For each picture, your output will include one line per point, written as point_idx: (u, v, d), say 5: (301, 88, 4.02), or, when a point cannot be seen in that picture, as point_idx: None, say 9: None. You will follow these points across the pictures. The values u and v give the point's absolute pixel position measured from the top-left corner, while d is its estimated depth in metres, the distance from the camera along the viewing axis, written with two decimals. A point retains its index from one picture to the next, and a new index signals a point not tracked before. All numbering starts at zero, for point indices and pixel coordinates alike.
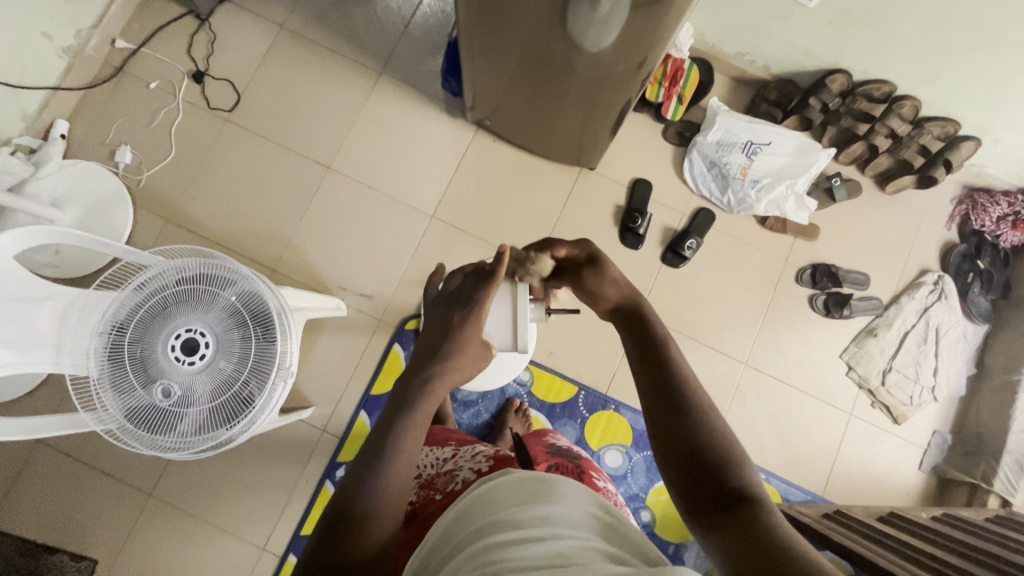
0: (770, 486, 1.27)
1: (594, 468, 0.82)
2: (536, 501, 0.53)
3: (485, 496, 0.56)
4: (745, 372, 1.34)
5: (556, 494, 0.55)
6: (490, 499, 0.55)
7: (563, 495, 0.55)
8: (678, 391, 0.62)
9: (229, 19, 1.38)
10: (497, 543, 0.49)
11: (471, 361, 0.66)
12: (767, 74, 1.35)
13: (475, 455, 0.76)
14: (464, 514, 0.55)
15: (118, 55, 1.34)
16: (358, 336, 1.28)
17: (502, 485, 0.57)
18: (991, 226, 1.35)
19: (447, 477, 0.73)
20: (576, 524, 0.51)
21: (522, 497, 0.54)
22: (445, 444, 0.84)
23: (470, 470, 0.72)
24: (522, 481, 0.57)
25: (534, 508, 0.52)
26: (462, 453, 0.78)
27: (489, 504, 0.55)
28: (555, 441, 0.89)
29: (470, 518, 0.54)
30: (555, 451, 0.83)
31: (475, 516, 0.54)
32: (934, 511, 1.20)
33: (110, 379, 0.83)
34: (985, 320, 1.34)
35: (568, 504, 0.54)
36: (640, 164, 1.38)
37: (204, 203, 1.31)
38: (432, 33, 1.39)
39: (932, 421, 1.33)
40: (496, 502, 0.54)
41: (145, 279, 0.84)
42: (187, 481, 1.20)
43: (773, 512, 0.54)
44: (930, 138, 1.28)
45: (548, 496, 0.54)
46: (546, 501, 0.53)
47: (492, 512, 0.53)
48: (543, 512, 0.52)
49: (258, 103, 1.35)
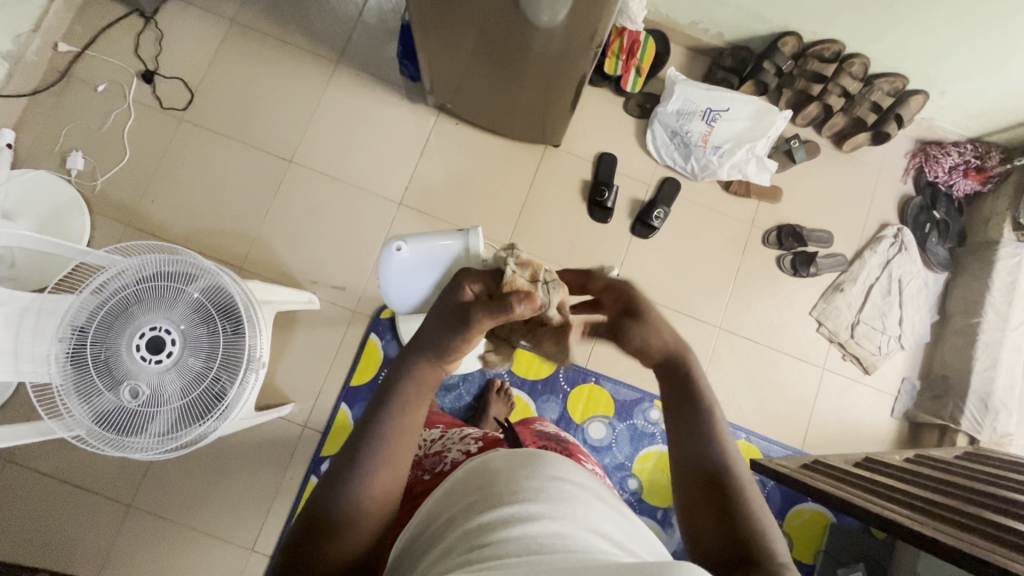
0: (751, 444, 1.30)
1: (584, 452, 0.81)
2: (532, 478, 0.51)
3: (479, 472, 0.55)
4: (720, 336, 1.36)
5: (553, 470, 0.53)
6: (483, 475, 0.54)
7: (559, 472, 0.53)
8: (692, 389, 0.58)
9: (176, 16, 1.34)
10: (487, 524, 0.46)
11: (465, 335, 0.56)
12: (722, 42, 1.37)
13: (464, 437, 0.76)
14: (455, 494, 0.54)
15: (62, 59, 1.29)
16: (334, 329, 1.27)
17: (496, 460, 0.56)
18: (944, 176, 1.40)
19: (436, 457, 0.72)
20: (574, 501, 0.48)
21: (518, 473, 0.52)
22: (433, 426, 0.84)
23: (459, 451, 0.71)
24: (518, 458, 0.56)
25: (529, 485, 0.50)
26: (451, 434, 0.78)
27: (482, 481, 0.53)
28: (543, 428, 0.88)
29: (461, 496, 0.53)
30: (543, 436, 0.82)
31: (466, 492, 0.53)
32: (907, 453, 1.24)
33: (75, 384, 0.81)
34: (945, 267, 1.39)
35: (567, 482, 0.52)
36: (604, 138, 1.39)
37: (164, 205, 1.28)
38: (386, 20, 1.38)
39: (900, 368, 1.38)
40: (489, 478, 0.53)
41: (104, 280, 0.82)
42: (169, 489, 1.18)
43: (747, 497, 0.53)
44: (881, 94, 1.32)
45: (545, 472, 0.53)
46: (542, 477, 0.51)
47: (484, 488, 0.51)
48: (538, 488, 0.50)
49: (213, 99, 1.33)
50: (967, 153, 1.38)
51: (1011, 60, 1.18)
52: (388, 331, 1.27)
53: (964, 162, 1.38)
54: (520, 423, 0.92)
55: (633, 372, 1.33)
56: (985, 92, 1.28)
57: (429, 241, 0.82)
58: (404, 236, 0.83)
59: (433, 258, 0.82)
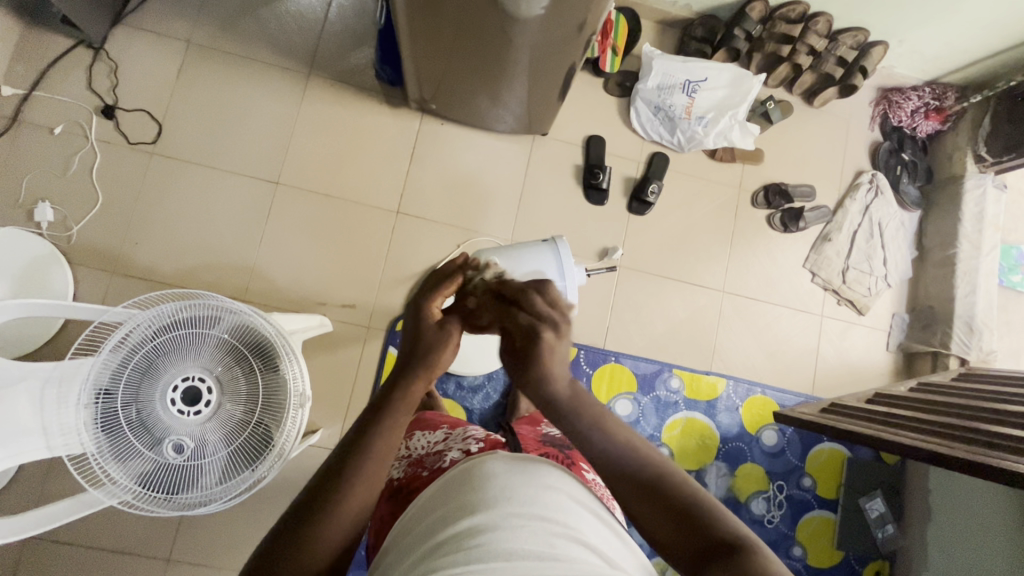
0: (767, 397, 1.37)
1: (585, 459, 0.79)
2: (528, 484, 0.51)
3: (470, 475, 0.54)
4: (724, 299, 1.42)
5: (549, 478, 0.54)
6: (479, 476, 0.53)
7: (554, 481, 0.54)
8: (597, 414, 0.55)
9: (127, 43, 1.26)
10: (476, 528, 0.46)
11: (444, 349, 0.59)
12: (690, 13, 1.39)
13: (466, 437, 0.74)
14: (446, 489, 0.54)
15: (9, 103, 1.19)
16: (350, 349, 1.25)
17: (491, 460, 0.56)
18: (908, 120, 1.48)
19: (436, 456, 0.71)
20: (567, 511, 0.50)
21: (513, 477, 0.52)
22: (436, 427, 0.82)
23: (459, 450, 0.69)
24: (512, 462, 0.56)
25: (525, 490, 0.51)
26: (454, 435, 0.76)
27: (475, 481, 0.53)
28: (548, 429, 0.86)
29: (452, 496, 0.52)
30: (546, 440, 0.81)
31: (457, 491, 0.53)
32: (911, 383, 1.33)
33: (111, 450, 0.76)
34: (917, 206, 1.47)
35: (559, 489, 0.52)
36: (589, 122, 1.40)
37: (150, 247, 1.21)
38: (353, 24, 1.33)
39: (890, 306, 1.47)
40: (481, 480, 0.53)
41: (123, 336, 0.76)
42: (206, 537, 1.15)
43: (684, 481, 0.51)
44: (846, 48, 1.37)
45: (541, 479, 0.53)
46: (539, 484, 0.52)
47: (478, 487, 0.51)
48: (535, 495, 0.50)
49: (184, 128, 1.26)
50: (926, 96, 1.46)
51: (961, 3, 1.25)
52: None
53: (924, 104, 1.47)
54: (526, 423, 0.91)
55: (648, 346, 1.36)
56: (938, 37, 1.35)
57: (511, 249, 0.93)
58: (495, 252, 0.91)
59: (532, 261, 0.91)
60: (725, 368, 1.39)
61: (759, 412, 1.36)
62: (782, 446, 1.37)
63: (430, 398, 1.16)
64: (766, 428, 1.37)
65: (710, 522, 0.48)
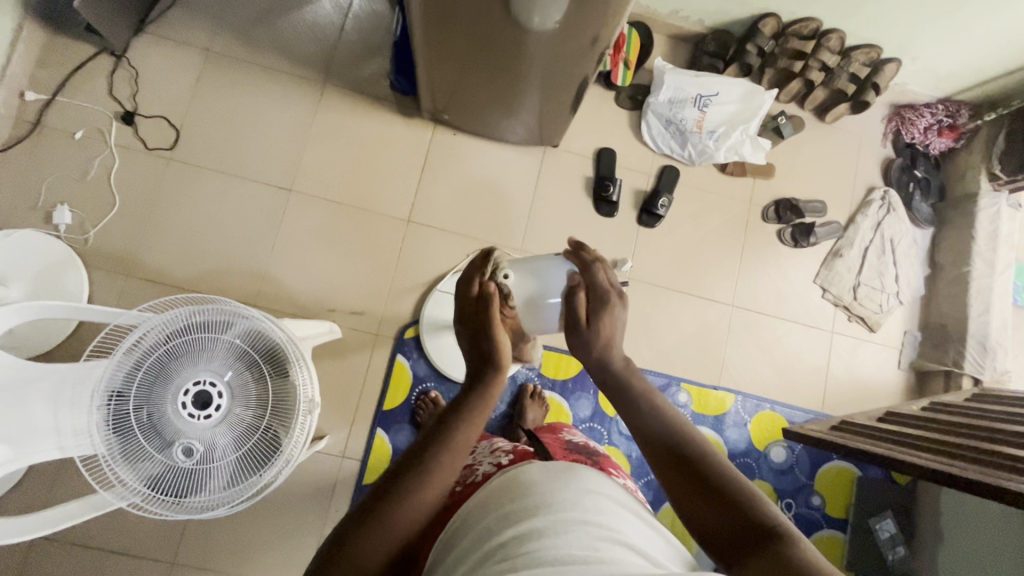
0: (776, 413, 1.36)
1: (614, 464, 0.77)
2: (568, 491, 0.52)
3: (511, 485, 0.55)
4: (734, 313, 1.41)
5: (589, 483, 0.55)
6: (519, 486, 0.54)
7: (595, 487, 0.54)
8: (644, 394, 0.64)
9: (148, 51, 1.28)
10: (521, 534, 0.47)
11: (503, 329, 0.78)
12: (703, 28, 1.40)
13: (494, 450, 0.74)
14: (492, 499, 0.54)
15: (30, 108, 1.22)
16: (359, 356, 1.25)
17: (530, 471, 0.56)
18: (920, 137, 1.48)
19: (467, 470, 0.70)
20: (609, 515, 0.50)
21: (554, 485, 0.53)
22: None
23: (490, 463, 0.69)
24: (551, 471, 0.56)
25: (565, 496, 0.51)
26: (481, 448, 0.77)
27: (517, 491, 0.53)
28: (571, 437, 0.85)
29: (495, 507, 0.53)
30: (572, 447, 0.79)
31: (500, 500, 0.53)
32: (923, 402, 1.31)
33: (122, 452, 0.77)
34: (930, 223, 1.46)
35: (599, 495, 0.53)
36: (600, 134, 1.41)
37: (164, 250, 1.23)
38: (368, 35, 1.35)
39: (902, 323, 1.45)
40: (522, 490, 0.53)
41: (138, 338, 0.78)
42: (211, 541, 1.15)
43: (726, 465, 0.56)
44: (858, 65, 1.37)
45: (582, 486, 0.54)
46: (579, 491, 0.52)
47: (517, 497, 0.52)
48: (576, 501, 0.51)
49: (200, 135, 1.28)
50: (939, 113, 1.46)
51: (975, 21, 1.25)
52: (415, 350, 1.26)
53: (937, 121, 1.46)
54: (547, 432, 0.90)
55: (656, 358, 1.36)
56: (953, 55, 1.35)
57: (531, 261, 0.78)
58: (512, 266, 0.78)
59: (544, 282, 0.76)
60: (734, 383, 1.38)
61: (768, 428, 1.35)
62: (791, 463, 1.35)
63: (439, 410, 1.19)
64: (775, 445, 1.35)
65: (748, 507, 0.52)
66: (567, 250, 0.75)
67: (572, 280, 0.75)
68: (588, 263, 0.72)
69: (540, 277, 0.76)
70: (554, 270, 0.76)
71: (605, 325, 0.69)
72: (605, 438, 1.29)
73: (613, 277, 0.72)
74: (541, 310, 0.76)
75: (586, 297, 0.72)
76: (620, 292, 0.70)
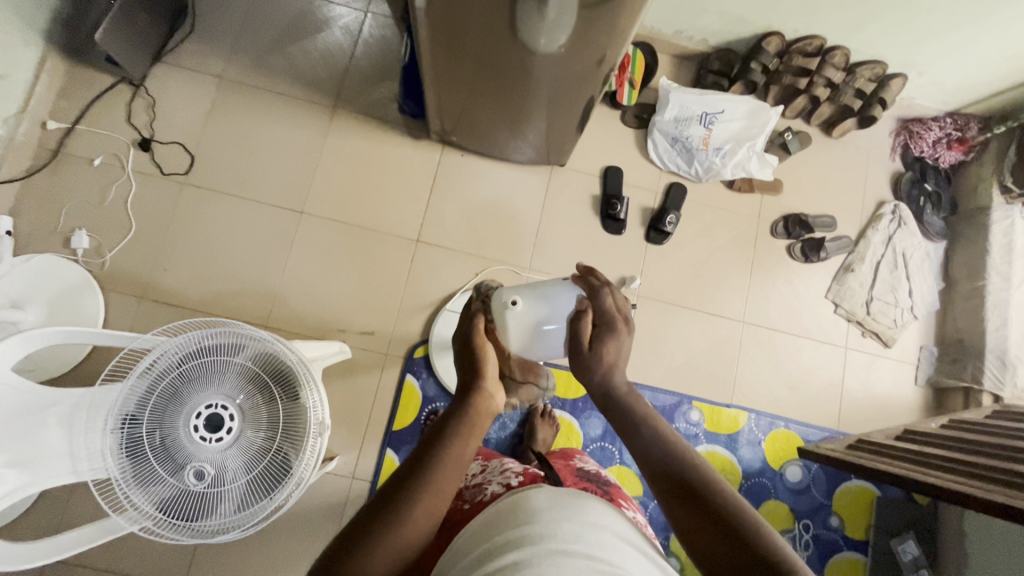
0: (791, 431, 1.34)
1: (623, 496, 0.77)
2: (571, 518, 0.51)
3: (515, 510, 0.53)
4: (744, 329, 1.40)
5: (593, 515, 0.53)
6: (523, 511, 0.53)
7: (599, 518, 0.53)
8: (647, 417, 0.63)
9: (164, 79, 1.32)
10: (523, 559, 0.46)
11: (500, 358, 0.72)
12: (707, 47, 1.42)
13: (504, 470, 0.74)
14: (493, 524, 0.53)
15: (52, 136, 1.26)
16: (369, 376, 1.26)
17: (535, 497, 0.55)
18: (929, 150, 1.47)
19: (476, 489, 0.70)
20: (612, 548, 0.49)
21: (557, 513, 0.51)
22: (472, 460, 0.83)
23: (499, 484, 0.69)
24: (555, 498, 0.55)
25: (569, 524, 0.50)
26: (491, 467, 0.76)
27: (520, 515, 0.52)
28: (583, 465, 0.85)
29: (496, 530, 0.51)
30: (583, 475, 0.79)
31: (502, 525, 0.52)
32: (942, 419, 1.28)
33: (134, 475, 0.77)
34: (942, 236, 1.45)
35: (603, 526, 0.52)
36: (607, 153, 1.42)
37: (178, 273, 1.25)
38: (378, 60, 1.39)
39: (917, 338, 1.43)
40: (525, 515, 0.52)
41: (150, 362, 0.78)
42: (220, 564, 1.14)
43: (730, 493, 0.55)
44: (863, 81, 1.37)
45: (587, 517, 0.52)
46: (583, 520, 0.51)
47: (521, 521, 0.51)
48: (580, 530, 0.50)
49: (214, 159, 1.31)
50: (947, 126, 1.45)
51: (981, 36, 1.25)
52: (425, 369, 1.26)
53: (946, 135, 1.46)
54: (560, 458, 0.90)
55: (666, 376, 1.35)
56: (960, 69, 1.35)
57: (539, 288, 0.76)
58: (519, 291, 0.75)
59: (550, 309, 0.73)
60: (747, 401, 1.36)
61: (783, 447, 1.33)
62: (808, 483, 1.32)
63: None
64: (790, 463, 1.33)
65: (754, 540, 0.50)
66: (576, 275, 0.74)
67: (580, 305, 0.73)
68: (596, 288, 0.71)
69: (548, 302, 0.74)
70: (563, 296, 0.74)
71: (609, 349, 0.66)
72: (616, 458, 1.28)
73: (621, 304, 0.70)
74: (540, 337, 0.73)
75: (593, 321, 0.69)
76: (626, 319, 0.68)
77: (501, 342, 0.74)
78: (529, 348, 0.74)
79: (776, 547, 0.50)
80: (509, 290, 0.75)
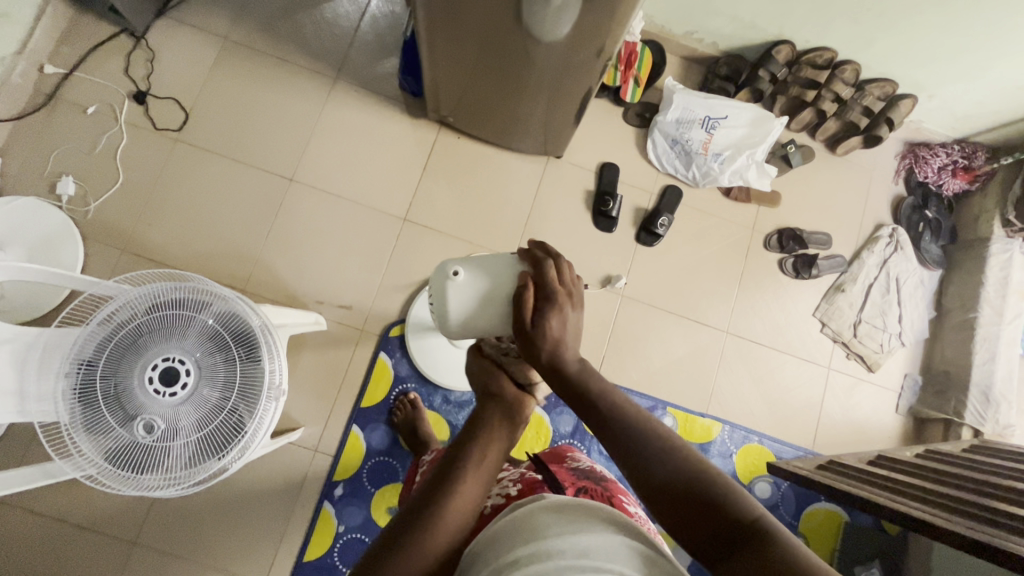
0: (763, 447, 1.32)
1: (622, 490, 0.74)
2: (577, 531, 0.49)
3: (521, 524, 0.52)
4: (727, 339, 1.38)
5: (597, 521, 0.51)
6: (529, 526, 0.51)
7: (605, 526, 0.50)
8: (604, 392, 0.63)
9: (167, 34, 1.31)
10: None
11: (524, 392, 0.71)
12: (716, 51, 1.40)
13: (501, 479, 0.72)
14: (503, 538, 0.51)
15: (48, 80, 1.25)
16: (342, 350, 1.24)
17: (540, 509, 0.53)
18: (934, 176, 1.45)
19: None
20: (620, 557, 0.47)
21: (562, 525, 0.50)
22: None
23: (498, 496, 0.67)
24: (558, 509, 0.53)
25: (575, 537, 0.48)
26: None
27: (524, 531, 0.50)
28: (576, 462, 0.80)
29: (503, 547, 0.50)
30: (579, 472, 0.75)
31: (509, 541, 0.50)
32: (918, 449, 1.26)
33: (83, 421, 0.77)
34: (939, 265, 1.43)
35: (610, 536, 0.49)
36: (605, 149, 1.40)
37: (162, 229, 1.24)
38: (384, 35, 1.37)
39: (902, 365, 1.41)
40: (532, 530, 0.50)
41: (111, 311, 0.78)
42: (174, 523, 1.14)
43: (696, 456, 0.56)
44: (873, 99, 1.35)
45: (592, 527, 0.50)
46: (589, 531, 0.49)
47: (526, 539, 0.49)
48: (588, 543, 0.48)
49: (209, 119, 1.30)
50: (955, 153, 1.43)
51: (995, 63, 1.23)
52: (399, 349, 1.25)
53: (952, 162, 1.43)
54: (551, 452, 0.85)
55: (643, 380, 1.33)
56: (971, 96, 1.32)
57: (487, 260, 0.72)
58: (463, 261, 0.72)
59: (493, 280, 0.70)
60: (722, 412, 1.34)
61: (754, 461, 1.31)
62: (776, 500, 1.30)
63: (414, 411, 1.20)
64: (759, 479, 1.31)
65: (769, 542, 0.48)
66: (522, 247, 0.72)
67: (522, 279, 0.69)
68: (540, 259, 0.69)
69: (491, 273, 0.71)
70: (506, 269, 0.71)
71: (553, 323, 0.65)
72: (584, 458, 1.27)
73: (567, 278, 0.68)
74: (480, 310, 0.70)
75: (536, 295, 0.67)
76: (570, 293, 0.67)
77: (440, 314, 0.72)
78: (470, 321, 0.71)
79: (795, 549, 0.48)
80: (452, 259, 0.72)
